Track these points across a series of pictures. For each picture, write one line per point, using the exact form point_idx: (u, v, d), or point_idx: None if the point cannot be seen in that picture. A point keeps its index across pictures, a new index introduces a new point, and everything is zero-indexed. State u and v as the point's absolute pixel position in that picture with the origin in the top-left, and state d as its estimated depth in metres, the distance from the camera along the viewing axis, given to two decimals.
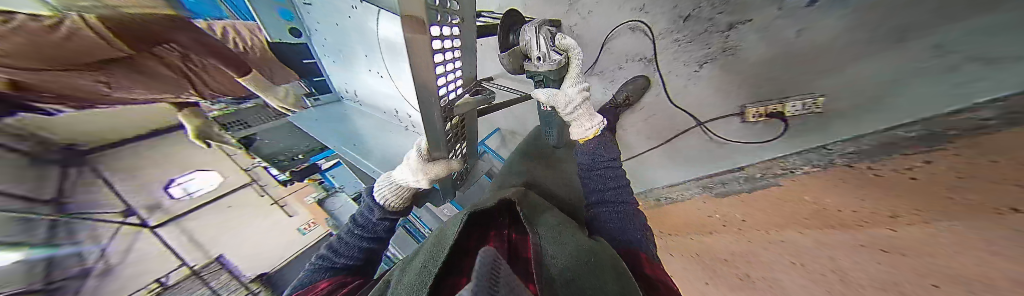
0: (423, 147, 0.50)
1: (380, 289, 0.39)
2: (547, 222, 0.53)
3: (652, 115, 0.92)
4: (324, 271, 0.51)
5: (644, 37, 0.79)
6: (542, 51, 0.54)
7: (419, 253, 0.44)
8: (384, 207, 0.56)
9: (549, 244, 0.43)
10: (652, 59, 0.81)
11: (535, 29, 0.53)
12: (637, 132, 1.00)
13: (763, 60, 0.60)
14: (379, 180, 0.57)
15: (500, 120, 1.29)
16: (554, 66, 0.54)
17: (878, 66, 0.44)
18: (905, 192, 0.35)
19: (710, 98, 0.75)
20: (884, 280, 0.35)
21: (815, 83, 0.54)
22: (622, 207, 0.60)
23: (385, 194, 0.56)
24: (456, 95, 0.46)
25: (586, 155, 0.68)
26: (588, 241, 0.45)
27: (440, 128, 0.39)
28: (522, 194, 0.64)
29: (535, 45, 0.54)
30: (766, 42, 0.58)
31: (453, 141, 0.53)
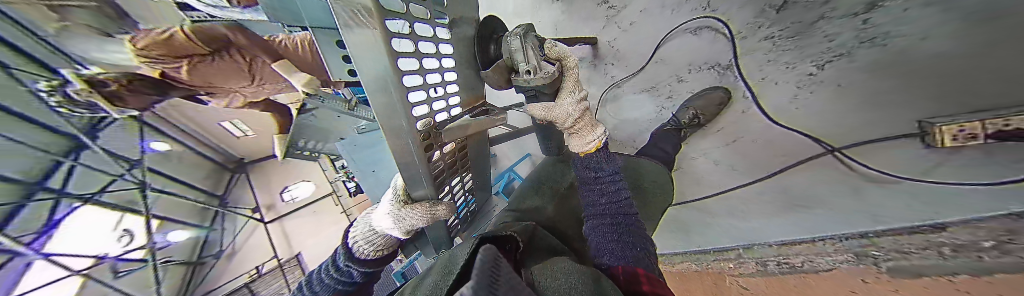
0: (402, 184, 0.34)
1: None
2: (547, 258, 0.32)
3: (739, 137, 0.69)
4: None
5: (711, 40, 0.67)
6: (522, 59, 0.29)
7: (429, 273, 0.30)
8: (360, 257, 0.35)
9: (546, 277, 0.23)
10: (727, 67, 0.66)
11: (522, 37, 0.29)
12: (720, 162, 0.73)
13: (859, 79, 0.48)
14: (360, 216, 0.38)
15: (532, 144, 1.19)
16: (545, 80, 0.29)
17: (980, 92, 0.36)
18: None
19: (838, 112, 0.53)
20: None
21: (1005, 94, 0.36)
22: (634, 223, 0.36)
23: (357, 247, 0.35)
24: (439, 114, 0.30)
25: (580, 170, 0.44)
26: (592, 273, 0.24)
27: (421, 153, 0.26)
28: (532, 230, 0.40)
29: (516, 55, 0.29)
30: (864, 59, 0.47)
31: (447, 171, 0.38)
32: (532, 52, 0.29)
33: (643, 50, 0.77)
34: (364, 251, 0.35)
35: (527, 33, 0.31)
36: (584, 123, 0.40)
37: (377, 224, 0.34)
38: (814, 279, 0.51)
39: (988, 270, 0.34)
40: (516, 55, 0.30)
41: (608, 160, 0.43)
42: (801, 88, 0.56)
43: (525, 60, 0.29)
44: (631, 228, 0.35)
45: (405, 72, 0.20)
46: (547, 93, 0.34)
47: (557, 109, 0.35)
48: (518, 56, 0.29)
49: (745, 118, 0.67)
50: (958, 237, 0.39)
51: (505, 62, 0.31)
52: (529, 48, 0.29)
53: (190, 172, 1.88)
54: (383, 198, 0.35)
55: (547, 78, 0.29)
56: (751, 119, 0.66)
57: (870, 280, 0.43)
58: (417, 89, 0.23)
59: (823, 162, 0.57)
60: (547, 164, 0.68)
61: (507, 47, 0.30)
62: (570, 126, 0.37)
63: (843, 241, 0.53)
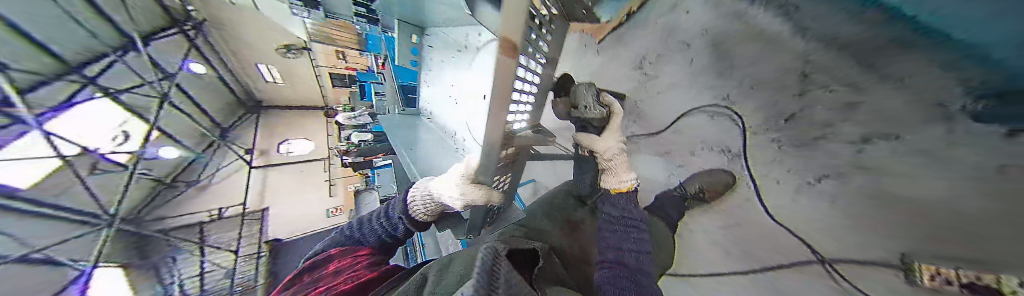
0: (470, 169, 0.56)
1: None
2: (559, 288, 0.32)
3: (736, 224, 0.77)
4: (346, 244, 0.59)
5: (725, 125, 0.75)
6: (587, 101, 0.61)
7: (449, 277, 0.31)
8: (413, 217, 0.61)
9: None
10: (737, 154, 0.74)
11: (593, 93, 0.61)
12: (717, 241, 0.81)
13: (859, 200, 0.53)
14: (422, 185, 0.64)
15: (538, 172, 1.26)
16: (599, 116, 0.61)
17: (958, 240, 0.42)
18: None
19: (839, 226, 0.57)
20: None
21: (1002, 266, 0.38)
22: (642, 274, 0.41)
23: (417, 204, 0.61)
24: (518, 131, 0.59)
25: (610, 206, 0.59)
26: None
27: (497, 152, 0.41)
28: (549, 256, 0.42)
29: (584, 97, 0.61)
30: (866, 182, 0.52)
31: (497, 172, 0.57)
32: (593, 102, 0.61)
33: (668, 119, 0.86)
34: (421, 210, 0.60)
35: (588, 87, 0.62)
36: (620, 163, 0.64)
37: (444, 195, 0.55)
38: None
39: None
40: (587, 99, 0.61)
41: (632, 207, 0.58)
42: (802, 195, 0.62)
43: (587, 101, 0.61)
44: (641, 280, 0.40)
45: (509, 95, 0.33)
46: (596, 125, 0.66)
47: (606, 142, 0.64)
48: (585, 98, 0.61)
49: (747, 206, 0.73)
50: None
51: (577, 105, 0.62)
52: (592, 98, 0.60)
53: (213, 97, 1.85)
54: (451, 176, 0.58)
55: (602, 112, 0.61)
56: (755, 212, 0.71)
57: None
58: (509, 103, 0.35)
59: (814, 269, 0.62)
60: (562, 194, 0.72)
61: (583, 92, 0.61)
62: (607, 156, 0.63)
63: None
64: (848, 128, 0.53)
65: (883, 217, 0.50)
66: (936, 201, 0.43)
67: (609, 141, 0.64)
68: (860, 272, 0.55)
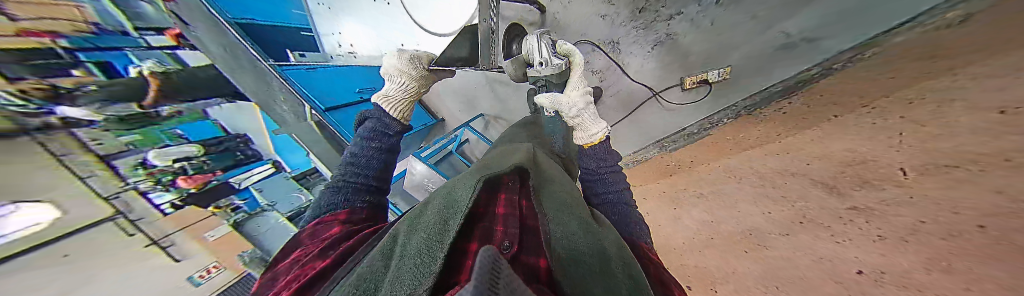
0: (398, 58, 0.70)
1: (397, 227, 0.36)
2: (545, 192, 0.47)
3: (619, 92, 1.10)
4: (343, 189, 0.55)
5: (610, 23, 1.00)
6: (545, 57, 0.72)
7: (432, 207, 0.38)
8: (394, 116, 0.67)
9: (554, 223, 0.36)
10: (616, 42, 1.02)
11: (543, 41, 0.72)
12: (607, 107, 1.14)
13: (671, 54, 0.95)
14: (379, 98, 0.68)
15: (485, 106, 1.38)
16: (555, 70, 0.71)
17: (770, 40, 0.80)
18: (907, 110, 0.48)
19: (661, 74, 0.99)
20: (817, 175, 0.57)
21: (727, 60, 0.87)
22: (623, 203, 0.59)
23: (384, 107, 0.66)
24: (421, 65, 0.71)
25: (593, 159, 0.67)
26: (590, 223, 0.40)
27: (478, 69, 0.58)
28: (533, 160, 0.58)
29: (538, 53, 0.72)
30: (678, 39, 0.92)
31: (423, 61, 0.72)
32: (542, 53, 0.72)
33: (580, 26, 1.03)
34: (397, 107, 0.68)
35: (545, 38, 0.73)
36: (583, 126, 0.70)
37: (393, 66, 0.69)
38: (688, 164, 0.96)
39: (748, 139, 0.81)
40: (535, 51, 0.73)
41: (612, 155, 0.67)
42: (647, 62, 1.00)
43: (541, 56, 0.72)
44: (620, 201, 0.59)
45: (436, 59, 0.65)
46: (555, 82, 0.77)
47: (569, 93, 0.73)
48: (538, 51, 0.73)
49: (618, 76, 1.07)
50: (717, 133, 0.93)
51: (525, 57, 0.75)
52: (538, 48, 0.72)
53: None
54: (389, 73, 0.70)
55: (556, 69, 0.70)
56: (619, 76, 1.07)
57: (717, 152, 0.88)
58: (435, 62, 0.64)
59: (646, 96, 1.05)
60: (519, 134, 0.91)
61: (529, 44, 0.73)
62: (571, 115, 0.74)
63: (678, 145, 1.02)
64: (672, 7, 0.89)
65: (735, 44, 0.85)
66: (801, 19, 0.75)
67: (570, 98, 0.70)
68: (667, 95, 1.01)
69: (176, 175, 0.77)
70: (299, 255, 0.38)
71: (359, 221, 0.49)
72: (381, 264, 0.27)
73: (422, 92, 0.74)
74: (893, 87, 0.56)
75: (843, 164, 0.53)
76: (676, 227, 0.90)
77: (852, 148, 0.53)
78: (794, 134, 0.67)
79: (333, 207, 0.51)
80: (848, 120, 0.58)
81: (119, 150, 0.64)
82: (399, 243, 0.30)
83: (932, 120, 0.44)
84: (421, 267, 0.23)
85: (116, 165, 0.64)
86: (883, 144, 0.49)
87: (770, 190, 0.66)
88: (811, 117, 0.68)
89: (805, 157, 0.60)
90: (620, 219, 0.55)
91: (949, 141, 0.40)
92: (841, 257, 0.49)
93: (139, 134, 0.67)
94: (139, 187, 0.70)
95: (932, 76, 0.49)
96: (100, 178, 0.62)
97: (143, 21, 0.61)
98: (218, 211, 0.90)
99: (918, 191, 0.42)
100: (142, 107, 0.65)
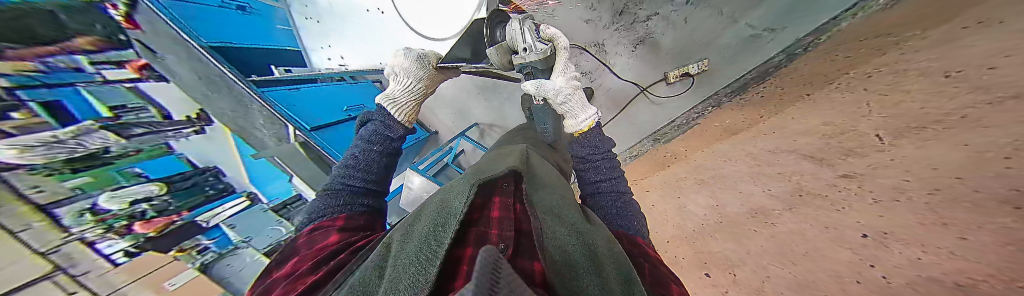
0: (401, 63, 0.74)
1: (388, 237, 0.32)
2: (538, 194, 0.45)
3: (609, 90, 1.21)
4: (339, 195, 0.51)
5: (594, 27, 1.10)
6: (529, 43, 0.70)
7: (426, 214, 0.35)
8: (399, 120, 0.64)
9: (547, 227, 0.34)
10: (600, 44, 1.12)
11: (520, 22, 0.69)
12: (600, 106, 1.25)
13: (653, 49, 1.07)
14: (383, 99, 0.65)
15: (479, 115, 1.38)
16: (539, 55, 0.70)
17: (740, 34, 0.96)
18: (868, 83, 0.53)
19: (647, 69, 1.11)
20: (804, 149, 0.55)
21: (704, 54, 1.02)
22: (621, 196, 0.57)
23: (389, 108, 0.64)
24: (425, 62, 0.74)
25: (583, 147, 0.66)
26: (585, 226, 0.38)
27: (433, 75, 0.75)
28: (527, 163, 0.57)
29: (521, 39, 0.69)
30: (656, 36, 1.04)
31: (425, 60, 0.75)
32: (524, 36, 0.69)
33: (567, 32, 1.13)
34: (402, 110, 0.66)
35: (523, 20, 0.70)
36: (578, 111, 0.71)
37: (403, 65, 0.72)
38: (681, 155, 0.98)
39: (734, 126, 0.85)
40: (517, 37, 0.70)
41: (604, 141, 0.67)
42: (631, 60, 1.12)
43: (524, 41, 0.69)
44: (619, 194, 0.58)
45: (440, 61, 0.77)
46: (541, 70, 0.77)
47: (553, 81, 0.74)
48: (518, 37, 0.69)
49: (606, 73, 1.18)
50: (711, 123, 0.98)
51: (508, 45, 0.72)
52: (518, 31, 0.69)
53: None
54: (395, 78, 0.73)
55: (540, 54, 0.69)
56: (607, 74, 1.18)
57: (707, 138, 0.92)
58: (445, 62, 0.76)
59: (634, 91, 1.17)
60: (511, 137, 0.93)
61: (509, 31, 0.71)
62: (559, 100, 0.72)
63: (674, 133, 1.12)
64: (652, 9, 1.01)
65: (709, 38, 0.99)
66: (761, 16, 0.91)
67: (556, 84, 0.72)
68: (659, 88, 1.12)
69: (131, 218, 0.76)
70: (284, 270, 0.34)
71: (358, 228, 0.45)
72: (374, 275, 0.24)
73: (428, 91, 0.75)
74: (853, 65, 0.62)
75: (825, 136, 0.52)
76: (684, 215, 0.84)
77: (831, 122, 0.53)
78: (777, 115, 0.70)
79: (331, 212, 0.47)
80: (819, 97, 0.62)
81: (64, 197, 0.65)
82: (392, 252, 0.27)
83: (892, 88, 0.47)
84: (415, 273, 0.20)
85: (59, 215, 0.64)
86: (852, 112, 0.51)
87: (765, 168, 0.62)
88: (788, 98, 0.73)
89: (790, 133, 0.61)
90: (614, 213, 0.55)
91: (909, 98, 0.42)
92: (846, 224, 0.43)
93: (90, 175, 0.68)
94: (86, 237, 0.68)
95: (883, 54, 0.55)
96: (38, 231, 0.60)
97: (104, 55, 0.70)
98: (182, 254, 0.85)
99: (897, 154, 0.40)
100: (118, 138, 0.72)
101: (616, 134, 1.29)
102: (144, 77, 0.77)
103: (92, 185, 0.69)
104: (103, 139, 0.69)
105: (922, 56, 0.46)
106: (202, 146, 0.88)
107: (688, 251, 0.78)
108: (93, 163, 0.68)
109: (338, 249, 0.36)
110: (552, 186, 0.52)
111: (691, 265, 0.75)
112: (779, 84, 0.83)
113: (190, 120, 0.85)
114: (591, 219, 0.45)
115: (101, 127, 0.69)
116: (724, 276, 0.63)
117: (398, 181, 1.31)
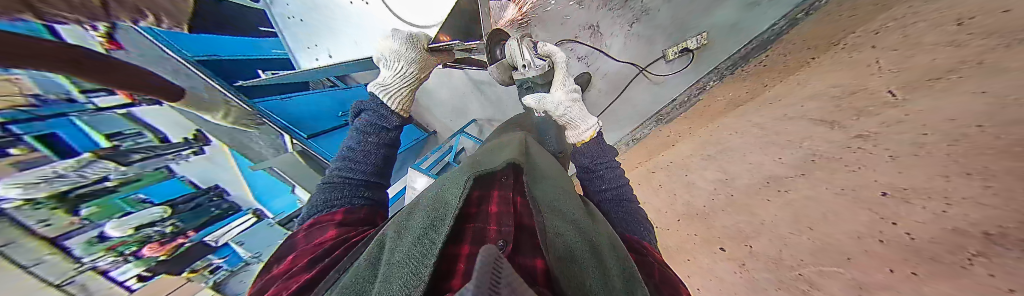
0: (388, 47, 0.70)
1: (382, 233, 0.31)
2: (540, 185, 0.43)
3: (607, 73, 1.19)
4: (341, 189, 0.50)
5: (587, 11, 1.08)
6: (528, 59, 0.74)
7: (421, 208, 0.33)
8: (393, 109, 0.62)
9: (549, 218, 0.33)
10: (595, 27, 1.09)
11: (518, 42, 0.74)
12: (599, 90, 1.24)
13: (649, 26, 1.04)
14: (374, 87, 0.64)
15: (476, 111, 1.36)
16: (539, 70, 0.74)
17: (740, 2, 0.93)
18: (876, 39, 0.51)
19: (645, 48, 1.09)
20: (813, 114, 0.53)
21: (703, 27, 0.99)
22: (628, 204, 0.58)
23: (381, 97, 0.63)
24: (413, 44, 0.71)
25: (588, 156, 0.67)
26: (586, 220, 0.37)
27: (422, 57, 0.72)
28: (525, 153, 0.55)
29: (521, 56, 0.74)
30: (652, 12, 1.01)
31: (412, 40, 0.71)
32: (523, 54, 0.74)
33: (561, 17, 1.11)
34: (395, 99, 0.64)
35: (523, 39, 0.75)
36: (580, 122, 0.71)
37: (394, 49, 0.69)
38: (686, 132, 0.96)
39: (736, 99, 0.83)
40: (516, 56, 0.75)
41: (607, 149, 0.68)
42: (627, 40, 1.09)
43: (524, 58, 0.73)
44: (626, 198, 0.59)
45: (432, 44, 0.75)
46: (540, 86, 0.80)
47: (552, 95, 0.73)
48: (517, 55, 0.74)
49: (602, 56, 1.15)
50: (712, 100, 0.96)
51: (508, 61, 0.78)
52: (517, 49, 0.74)
53: None
54: (384, 65, 0.71)
55: (539, 69, 0.73)
56: (603, 57, 1.15)
57: (712, 114, 0.90)
58: (434, 43, 0.75)
59: (632, 71, 1.14)
60: (505, 126, 0.93)
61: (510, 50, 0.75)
62: (559, 112, 0.72)
63: (676, 113, 1.11)
64: None
65: (707, 10, 0.96)
66: None
67: (557, 97, 0.72)
68: (657, 66, 1.10)
69: (141, 244, 0.78)
70: (281, 266, 0.34)
71: (358, 222, 0.45)
72: (367, 274, 0.23)
73: (422, 76, 0.72)
74: (859, 22, 0.60)
75: (835, 98, 0.50)
76: (693, 192, 0.82)
77: (839, 83, 0.52)
78: (781, 84, 0.69)
79: (332, 206, 0.47)
80: (824, 60, 0.61)
81: (68, 229, 0.66)
82: (386, 248, 0.26)
83: (901, 43, 0.45)
84: (410, 270, 0.19)
85: (70, 246, 0.66)
86: (861, 71, 0.49)
87: (774, 137, 0.60)
88: (792, 65, 0.71)
89: (796, 99, 0.59)
90: (622, 217, 0.56)
91: (924, 48, 0.40)
92: (863, 184, 0.42)
93: (96, 206, 0.69)
94: (99, 265, 0.71)
95: (892, 8, 0.53)
96: (51, 263, 0.63)
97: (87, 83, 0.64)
98: (194, 275, 0.88)
99: (910, 109, 0.38)
100: (121, 165, 0.72)
101: (614, 118, 1.28)
102: (136, 101, 0.74)
103: (99, 216, 0.70)
104: (103, 169, 0.69)
105: (931, 7, 0.44)
106: (200, 165, 0.87)
107: (700, 227, 0.76)
108: (96, 193, 0.69)
109: (335, 245, 0.35)
110: (552, 178, 0.50)
111: (704, 241, 0.74)
112: (783, 52, 0.81)
113: (187, 140, 0.84)
114: (593, 214, 0.44)
115: (99, 157, 0.69)
116: (740, 249, 0.62)
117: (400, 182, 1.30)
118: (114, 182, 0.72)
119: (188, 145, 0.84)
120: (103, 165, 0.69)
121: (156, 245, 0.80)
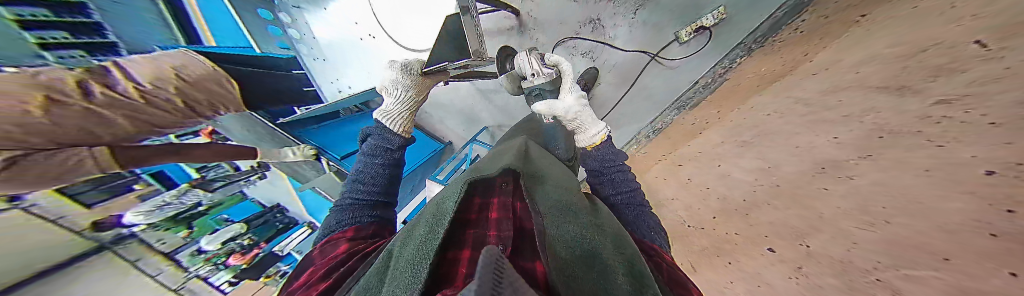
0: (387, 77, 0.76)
1: (388, 247, 0.32)
2: (540, 187, 0.43)
3: (614, 66, 1.16)
4: (352, 210, 0.54)
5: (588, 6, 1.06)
6: (535, 69, 0.77)
7: (423, 219, 0.35)
8: (396, 132, 0.67)
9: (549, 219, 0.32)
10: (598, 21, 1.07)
11: (528, 54, 0.77)
12: (609, 84, 1.21)
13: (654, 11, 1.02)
14: (376, 114, 0.69)
15: (488, 118, 1.40)
16: (546, 79, 0.77)
17: None
18: None
19: (654, 34, 1.06)
20: (867, 79, 0.43)
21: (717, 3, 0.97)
22: (641, 207, 0.53)
23: (383, 122, 0.68)
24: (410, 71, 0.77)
25: (596, 156, 0.65)
26: (590, 219, 0.36)
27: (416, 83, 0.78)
28: (524, 156, 0.55)
29: (529, 66, 0.77)
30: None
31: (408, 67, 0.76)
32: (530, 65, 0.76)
33: (560, 16, 1.09)
34: (396, 121, 0.69)
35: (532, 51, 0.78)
36: (588, 124, 0.69)
37: (392, 78, 0.75)
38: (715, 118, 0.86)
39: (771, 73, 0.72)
40: (524, 67, 0.77)
41: (618, 153, 0.65)
42: (632, 28, 1.07)
43: (533, 68, 0.76)
44: (639, 202, 0.54)
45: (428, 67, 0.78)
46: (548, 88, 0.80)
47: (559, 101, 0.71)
48: (526, 66, 0.77)
49: (606, 48, 1.12)
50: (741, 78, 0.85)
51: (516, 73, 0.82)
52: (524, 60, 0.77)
53: None
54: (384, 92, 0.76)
55: (547, 78, 0.76)
56: (607, 49, 1.12)
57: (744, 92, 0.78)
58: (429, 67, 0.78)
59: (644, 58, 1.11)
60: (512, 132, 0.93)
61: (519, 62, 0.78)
62: (568, 116, 0.71)
63: (697, 96, 1.05)
64: None
65: None
66: None
67: (566, 102, 0.70)
68: (670, 48, 1.07)
69: (228, 255, 0.98)
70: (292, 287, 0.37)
71: (367, 236, 0.49)
72: (374, 282, 0.24)
73: (419, 99, 0.78)
74: None
75: (897, 56, 0.40)
76: (729, 185, 0.73)
77: (900, 39, 0.42)
78: (827, 49, 0.57)
79: (342, 225, 0.51)
80: (883, 13, 0.50)
81: (179, 245, 0.85)
82: (392, 259, 0.27)
83: None
84: (409, 274, 0.20)
85: (179, 259, 0.86)
86: (930, 18, 0.39)
87: (824, 113, 0.50)
88: (840, 25, 0.59)
89: (842, 66, 0.50)
90: (635, 220, 0.50)
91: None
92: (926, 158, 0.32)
93: (196, 227, 0.88)
94: (200, 273, 0.93)
95: None
96: (169, 273, 0.85)
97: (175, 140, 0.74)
98: (269, 279, 1.16)
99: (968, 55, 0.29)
100: (206, 191, 0.86)
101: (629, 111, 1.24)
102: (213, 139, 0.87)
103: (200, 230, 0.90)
104: (195, 195, 0.84)
105: None
106: (262, 190, 1.03)
107: (742, 225, 0.66)
108: (196, 216, 0.87)
109: (346, 258, 0.38)
110: (554, 179, 0.50)
111: (748, 239, 0.64)
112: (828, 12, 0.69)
113: (253, 168, 0.97)
114: (598, 210, 0.43)
115: (192, 187, 0.83)
116: (792, 248, 0.52)
117: (418, 195, 1.36)
118: (205, 206, 0.88)
119: (252, 173, 0.98)
120: (195, 193, 0.84)
121: (236, 257, 1.00)
